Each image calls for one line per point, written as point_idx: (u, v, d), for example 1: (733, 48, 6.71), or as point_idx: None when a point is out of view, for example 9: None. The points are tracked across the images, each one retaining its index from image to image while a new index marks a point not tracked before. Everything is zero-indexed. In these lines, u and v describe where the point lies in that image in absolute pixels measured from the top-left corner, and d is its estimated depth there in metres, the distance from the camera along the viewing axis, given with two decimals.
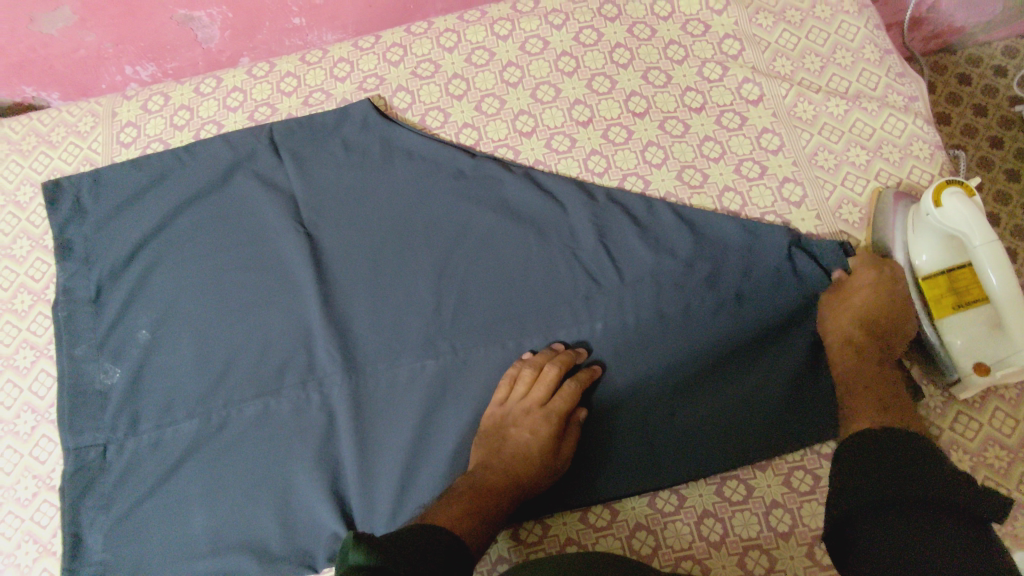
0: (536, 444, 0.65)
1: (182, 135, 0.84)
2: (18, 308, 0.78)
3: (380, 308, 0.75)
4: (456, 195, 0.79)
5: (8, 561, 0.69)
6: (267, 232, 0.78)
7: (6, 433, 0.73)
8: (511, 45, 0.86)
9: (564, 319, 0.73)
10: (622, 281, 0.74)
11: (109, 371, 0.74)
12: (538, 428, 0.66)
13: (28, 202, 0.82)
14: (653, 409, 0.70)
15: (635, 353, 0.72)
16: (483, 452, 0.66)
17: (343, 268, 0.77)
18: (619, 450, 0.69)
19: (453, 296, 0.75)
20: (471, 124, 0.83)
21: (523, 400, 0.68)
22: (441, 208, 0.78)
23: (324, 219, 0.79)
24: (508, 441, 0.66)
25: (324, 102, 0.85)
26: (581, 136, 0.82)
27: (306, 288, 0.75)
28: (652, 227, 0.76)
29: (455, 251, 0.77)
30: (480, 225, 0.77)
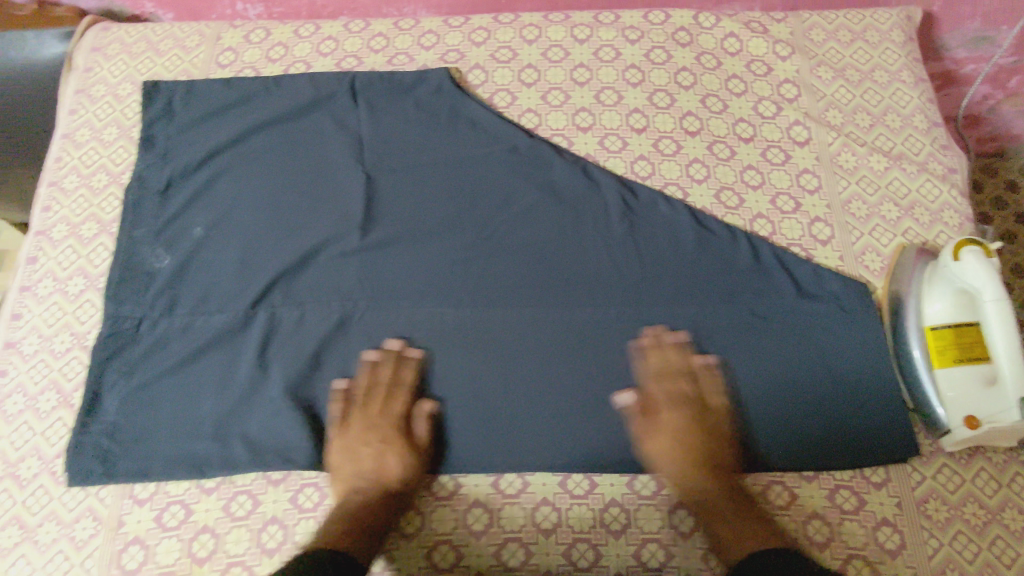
0: (355, 456, 0.69)
1: (273, 67, 0.90)
2: (93, 186, 0.83)
3: (415, 251, 0.81)
4: (505, 166, 0.85)
5: (28, 403, 0.73)
6: (329, 166, 0.84)
7: (56, 291, 0.78)
8: (586, 48, 0.92)
9: (586, 298, 0.79)
10: (643, 271, 0.80)
11: (160, 256, 0.79)
12: (376, 433, 0.71)
13: (125, 96, 0.88)
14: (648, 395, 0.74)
15: (650, 336, 0.77)
16: (357, 468, 0.69)
17: (388, 211, 0.82)
18: (607, 425, 0.73)
19: (484, 257, 0.81)
20: (533, 110, 0.88)
21: (369, 415, 0.72)
22: (489, 176, 0.84)
23: (383, 165, 0.85)
24: (390, 464, 0.69)
25: (406, 64, 0.91)
26: (634, 142, 0.87)
27: (354, 220, 0.81)
28: (680, 237, 0.81)
29: (494, 219, 0.82)
30: (520, 200, 0.83)
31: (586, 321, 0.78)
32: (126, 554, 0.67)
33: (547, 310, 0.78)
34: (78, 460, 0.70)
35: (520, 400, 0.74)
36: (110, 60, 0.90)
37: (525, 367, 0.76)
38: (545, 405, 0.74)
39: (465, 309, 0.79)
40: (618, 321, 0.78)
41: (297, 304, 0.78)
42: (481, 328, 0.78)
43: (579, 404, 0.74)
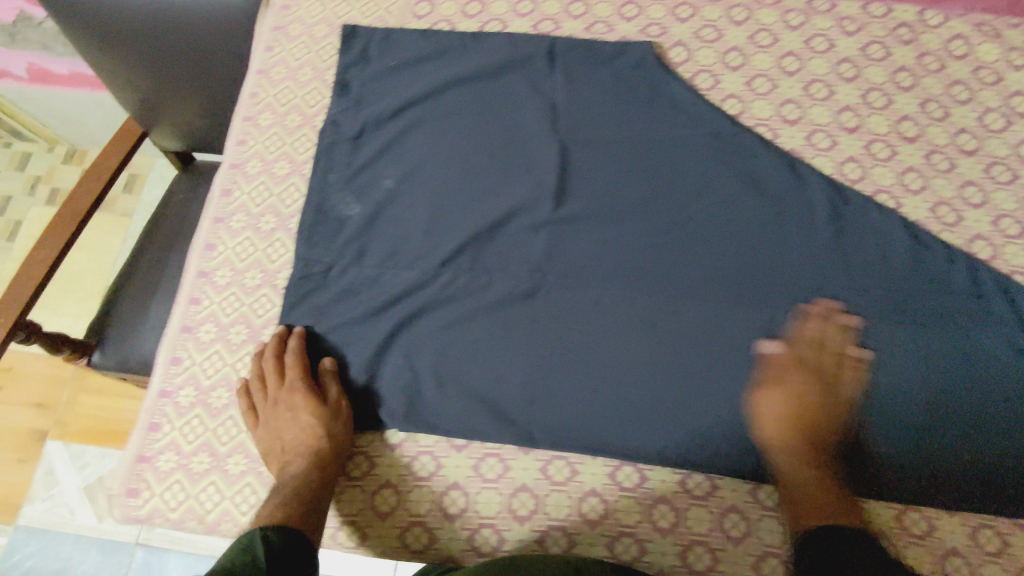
0: (285, 434, 0.68)
1: (469, 22, 0.87)
2: (287, 126, 0.83)
3: (604, 233, 0.77)
4: (706, 153, 0.80)
5: (221, 334, 0.75)
6: (522, 132, 0.81)
7: (249, 227, 0.79)
8: (798, 36, 0.85)
9: (784, 303, 0.74)
10: (848, 280, 0.75)
11: (351, 204, 0.78)
12: (295, 405, 0.68)
13: (321, 38, 0.87)
14: (851, 413, 0.71)
15: (853, 350, 0.72)
16: (296, 443, 0.67)
17: (579, 189, 0.79)
18: (804, 441, 0.69)
19: (679, 244, 0.77)
20: (737, 96, 0.83)
21: (275, 392, 0.70)
22: (687, 161, 0.80)
23: (576, 138, 0.81)
24: (307, 429, 0.67)
25: (606, 34, 0.86)
26: (845, 142, 0.80)
27: (544, 192, 0.79)
28: (889, 251, 0.76)
29: (690, 208, 0.78)
30: (719, 190, 0.79)
31: (786, 328, 0.74)
32: None
33: (745, 311, 0.74)
34: None
35: (715, 402, 0.71)
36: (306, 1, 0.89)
37: (720, 367, 0.72)
38: (738, 410, 0.71)
39: (655, 299, 0.75)
40: (823, 331, 0.73)
41: (484, 271, 0.76)
42: (671, 323, 0.74)
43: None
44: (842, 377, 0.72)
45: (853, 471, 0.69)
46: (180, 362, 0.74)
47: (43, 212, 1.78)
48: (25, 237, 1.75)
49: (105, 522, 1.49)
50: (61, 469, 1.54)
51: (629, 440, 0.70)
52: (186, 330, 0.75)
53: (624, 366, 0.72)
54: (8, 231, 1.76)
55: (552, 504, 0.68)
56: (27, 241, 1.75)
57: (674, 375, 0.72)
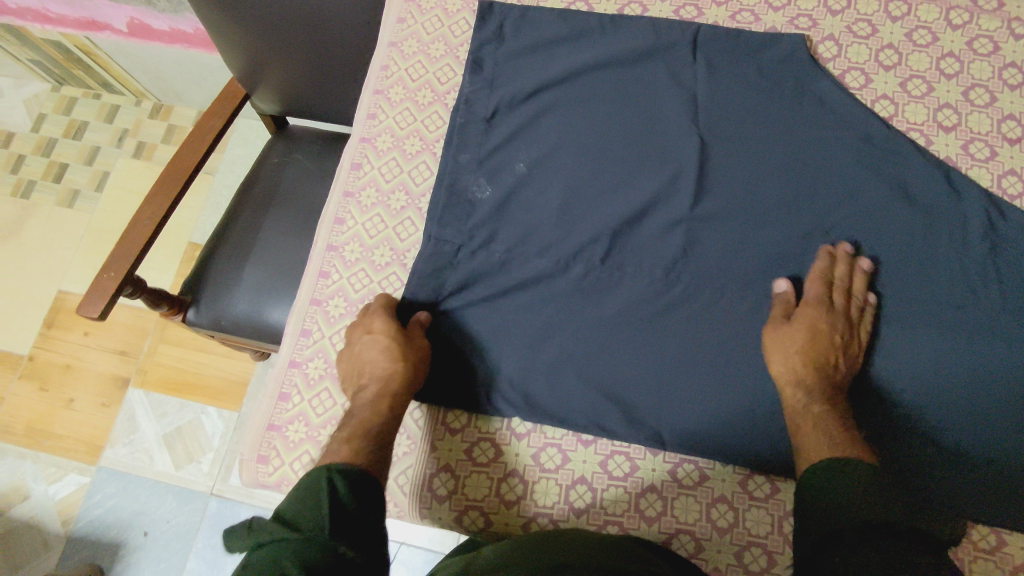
0: (359, 360, 0.69)
1: (608, 4, 0.85)
2: (419, 101, 0.82)
3: (741, 233, 0.75)
4: (855, 154, 0.76)
5: (351, 310, 0.75)
6: (657, 122, 0.79)
7: (379, 203, 0.78)
8: (960, 36, 0.80)
9: (923, 315, 0.71)
10: (1005, 302, 0.70)
11: (483, 187, 0.77)
12: (372, 334, 0.69)
13: (454, 12, 0.86)
14: (971, 429, 0.67)
15: (982, 370, 0.69)
16: (367, 370, 0.68)
17: (715, 185, 0.76)
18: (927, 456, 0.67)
19: (820, 250, 0.74)
20: (890, 97, 0.79)
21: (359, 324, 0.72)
22: (834, 162, 0.76)
23: (713, 132, 0.78)
24: (377, 356, 0.68)
25: (751, 23, 0.83)
26: (1005, 153, 0.76)
27: (680, 186, 0.76)
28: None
29: (834, 213, 0.75)
30: (868, 194, 0.75)
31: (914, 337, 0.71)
32: (434, 478, 0.71)
33: (883, 320, 0.71)
34: None
35: None
36: None
37: (843, 374, 0.70)
38: (865, 421, 0.69)
39: (797, 302, 0.72)
40: (955, 344, 0.69)
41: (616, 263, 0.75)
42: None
43: (902, 427, 0.68)
44: (964, 391, 0.68)
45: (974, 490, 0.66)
46: (308, 334, 0.75)
47: (129, 165, 1.81)
48: (113, 188, 1.79)
49: (181, 471, 1.54)
50: (142, 416, 1.59)
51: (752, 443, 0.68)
52: (315, 303, 0.76)
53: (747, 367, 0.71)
54: (96, 181, 1.80)
55: (680, 508, 0.68)
56: (114, 193, 1.78)
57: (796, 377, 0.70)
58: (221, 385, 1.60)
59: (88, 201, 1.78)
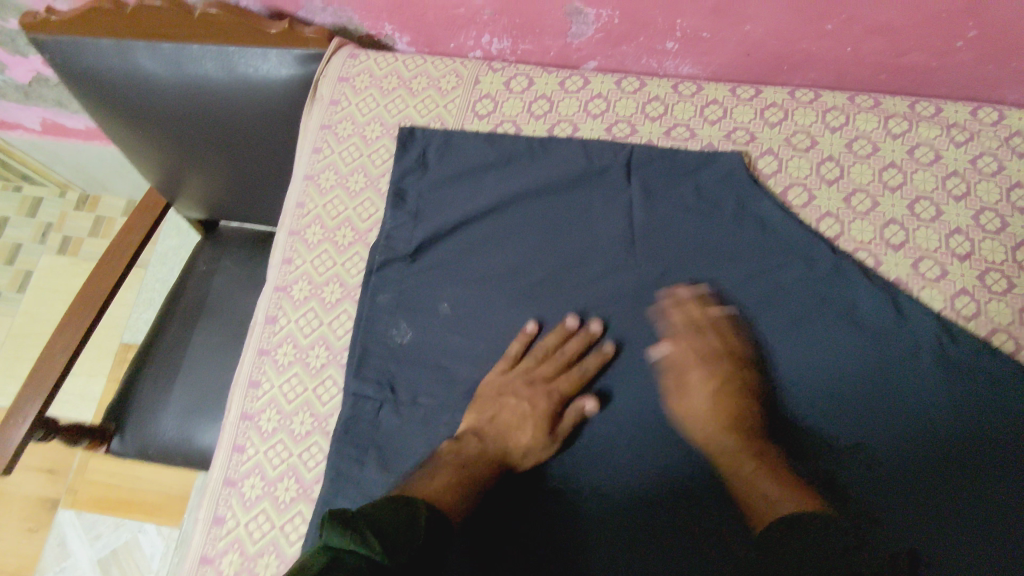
0: (525, 416, 0.66)
1: (537, 125, 0.80)
2: (338, 242, 0.77)
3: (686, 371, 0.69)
4: (802, 272, 0.72)
5: (269, 490, 0.68)
6: (591, 250, 0.74)
7: (297, 362, 0.72)
8: (901, 145, 0.77)
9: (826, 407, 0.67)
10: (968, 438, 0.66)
11: (404, 331, 0.71)
12: (537, 401, 0.67)
13: (373, 140, 0.81)
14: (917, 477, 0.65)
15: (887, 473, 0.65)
16: (520, 425, 0.66)
17: (657, 320, 0.71)
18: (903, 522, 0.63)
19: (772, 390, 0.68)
20: (835, 215, 0.75)
21: (530, 372, 0.69)
22: (781, 286, 0.72)
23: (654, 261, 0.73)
24: (524, 421, 0.66)
25: (687, 140, 0.79)
26: (955, 270, 0.73)
27: (620, 321, 0.71)
28: (992, 398, 0.66)
29: (784, 335, 0.70)
30: (821, 318, 0.70)
31: (821, 432, 0.67)
32: None
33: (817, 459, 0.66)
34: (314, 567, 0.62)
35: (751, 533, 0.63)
36: (357, 95, 0.82)
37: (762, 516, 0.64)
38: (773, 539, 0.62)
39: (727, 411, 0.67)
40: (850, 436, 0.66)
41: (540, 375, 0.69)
42: (733, 438, 0.66)
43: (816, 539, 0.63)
44: (870, 474, 0.65)
45: (962, 534, 0.63)
46: (222, 522, 0.67)
47: (53, 263, 1.70)
48: (37, 288, 1.67)
49: None
50: (74, 540, 1.46)
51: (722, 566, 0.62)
52: (228, 485, 0.68)
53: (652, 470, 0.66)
54: (18, 282, 1.68)
55: None
56: (38, 294, 1.67)
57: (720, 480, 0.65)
58: (159, 500, 1.49)
59: (11, 304, 1.66)
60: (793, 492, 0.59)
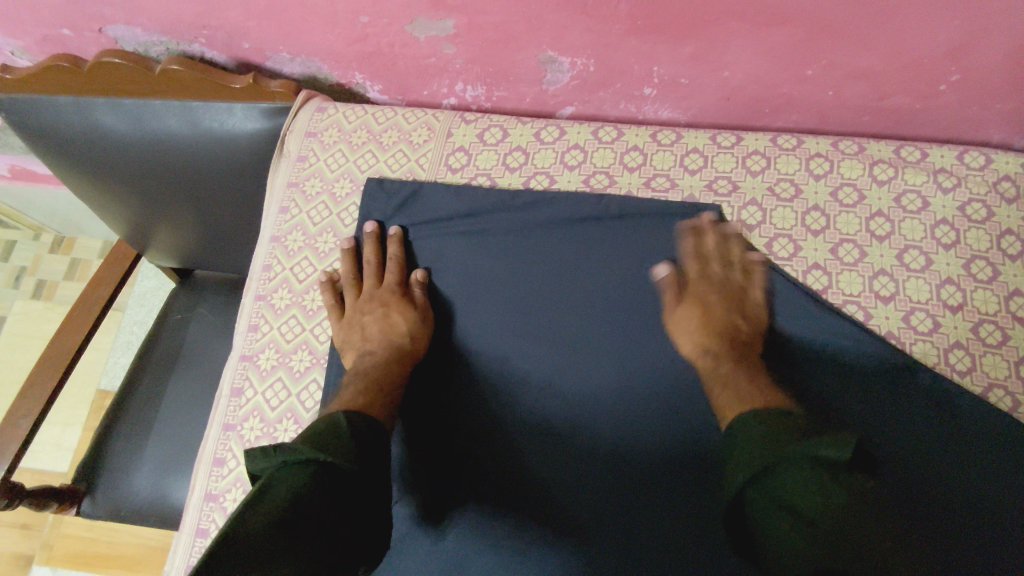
0: (390, 327, 0.71)
1: (512, 177, 0.78)
2: (307, 307, 0.74)
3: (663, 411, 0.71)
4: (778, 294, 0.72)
5: None
6: (570, 283, 0.75)
7: (264, 437, 0.69)
8: (887, 192, 0.75)
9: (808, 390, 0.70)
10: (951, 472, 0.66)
11: None
12: (376, 311, 0.72)
13: (343, 198, 0.78)
14: (892, 457, 0.67)
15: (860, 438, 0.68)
16: (380, 334, 0.70)
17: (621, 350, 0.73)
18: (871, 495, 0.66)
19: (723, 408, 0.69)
20: (822, 266, 0.73)
21: (371, 289, 0.74)
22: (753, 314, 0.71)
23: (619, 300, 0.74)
24: (391, 326, 0.71)
25: (668, 190, 0.76)
26: (947, 323, 0.70)
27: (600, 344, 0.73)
28: (982, 446, 0.66)
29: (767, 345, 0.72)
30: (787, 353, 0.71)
31: None
32: None
33: None
34: None
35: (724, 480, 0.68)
36: (325, 151, 0.80)
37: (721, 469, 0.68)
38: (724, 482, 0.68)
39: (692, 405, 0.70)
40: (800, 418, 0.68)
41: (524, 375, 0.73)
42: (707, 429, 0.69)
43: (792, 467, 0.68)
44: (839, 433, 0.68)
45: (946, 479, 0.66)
46: None
47: (27, 308, 1.65)
48: (11, 334, 1.63)
49: None
50: None
51: (669, 530, 0.68)
52: None
53: (636, 454, 0.70)
54: None
55: None
56: (12, 341, 1.62)
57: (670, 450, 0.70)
58: (137, 553, 1.43)
59: None
60: (754, 397, 0.62)
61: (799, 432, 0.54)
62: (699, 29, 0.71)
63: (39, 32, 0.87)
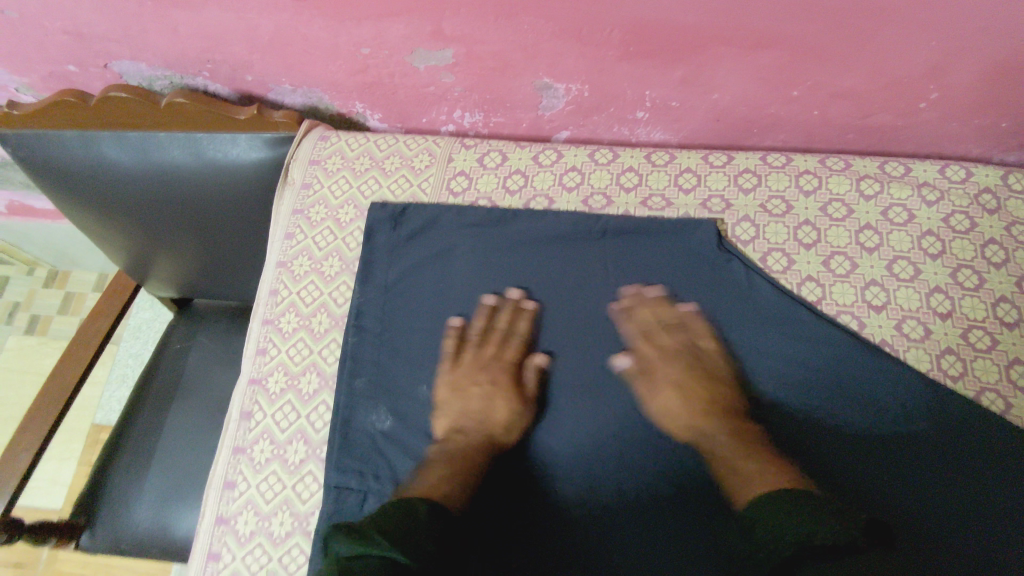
0: (489, 406, 0.69)
1: (512, 200, 0.80)
2: (314, 329, 0.75)
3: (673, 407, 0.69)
4: (789, 343, 0.72)
5: None
6: (590, 344, 0.74)
7: (274, 458, 0.69)
8: (874, 206, 0.77)
9: (824, 417, 0.69)
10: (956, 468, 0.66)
11: (382, 416, 0.70)
12: (498, 379, 0.71)
13: (348, 222, 0.80)
14: (913, 449, 0.67)
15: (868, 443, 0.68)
16: (483, 413, 0.69)
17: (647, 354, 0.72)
18: (872, 488, 0.66)
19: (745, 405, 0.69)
20: (815, 278, 0.75)
21: (479, 358, 0.72)
22: (782, 361, 0.72)
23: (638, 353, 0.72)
24: (495, 405, 0.69)
25: (664, 208, 0.79)
26: (938, 330, 0.72)
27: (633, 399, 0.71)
28: (975, 436, 0.67)
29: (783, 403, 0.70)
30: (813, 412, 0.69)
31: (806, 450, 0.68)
32: None
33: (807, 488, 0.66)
34: None
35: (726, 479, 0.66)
36: (329, 177, 0.82)
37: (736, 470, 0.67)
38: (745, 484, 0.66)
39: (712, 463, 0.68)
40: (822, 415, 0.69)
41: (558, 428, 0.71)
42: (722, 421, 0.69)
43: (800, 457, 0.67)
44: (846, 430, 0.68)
45: (945, 476, 0.66)
46: None
47: (21, 343, 1.64)
48: (4, 370, 1.61)
49: None
50: None
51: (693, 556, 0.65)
52: None
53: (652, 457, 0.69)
54: None
55: None
56: (5, 377, 1.61)
57: (704, 495, 0.66)
58: None
59: None
60: (766, 473, 0.60)
61: (823, 507, 0.53)
62: (689, 55, 0.75)
63: (45, 69, 0.89)
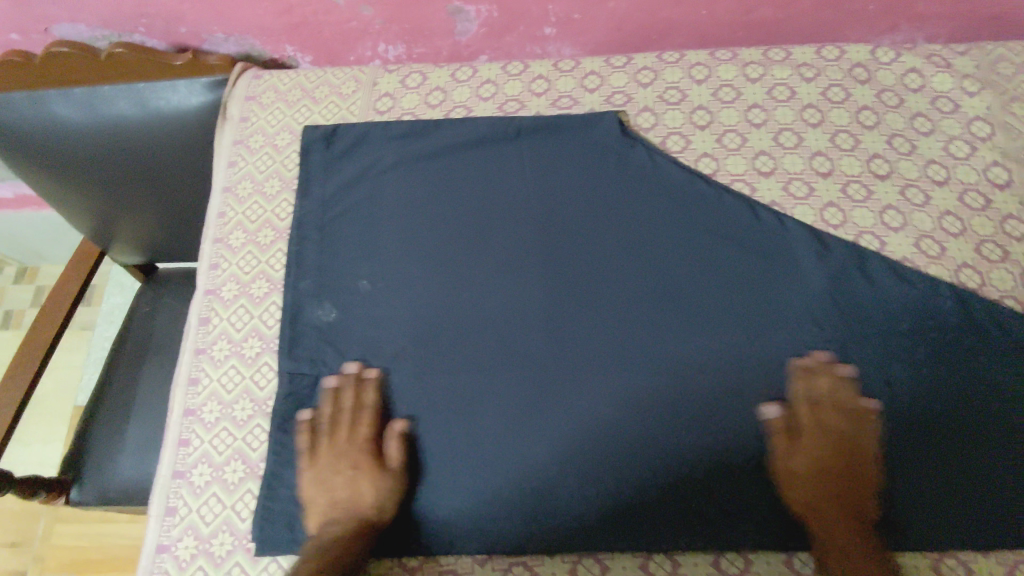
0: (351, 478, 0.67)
1: (435, 113, 0.87)
2: (261, 242, 0.82)
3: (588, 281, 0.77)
4: (646, 260, 0.78)
5: (216, 473, 0.71)
6: (497, 227, 0.81)
7: (233, 354, 0.77)
8: (759, 87, 0.86)
9: (718, 275, 0.76)
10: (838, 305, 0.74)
11: (326, 308, 0.77)
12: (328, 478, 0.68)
13: (284, 146, 0.87)
14: (801, 295, 0.75)
15: (761, 290, 0.75)
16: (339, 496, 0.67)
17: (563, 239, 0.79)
18: (767, 335, 0.73)
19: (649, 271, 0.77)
20: (710, 154, 0.83)
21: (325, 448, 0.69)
22: (626, 288, 0.76)
23: (529, 256, 0.79)
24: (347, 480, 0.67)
25: (572, 107, 0.87)
26: (820, 187, 0.81)
27: (495, 392, 0.72)
28: (851, 276, 0.75)
29: (685, 369, 0.72)
30: (695, 330, 0.74)
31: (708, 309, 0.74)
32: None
33: (708, 333, 0.74)
34: (266, 528, 0.67)
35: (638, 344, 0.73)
36: (266, 110, 0.90)
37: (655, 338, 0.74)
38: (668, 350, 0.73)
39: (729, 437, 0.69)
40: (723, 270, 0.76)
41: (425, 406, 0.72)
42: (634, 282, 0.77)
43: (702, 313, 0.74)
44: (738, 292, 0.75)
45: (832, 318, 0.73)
46: (174, 511, 0.70)
47: None
48: None
49: None
50: None
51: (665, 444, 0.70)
52: (178, 476, 0.71)
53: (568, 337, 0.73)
54: None
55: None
56: None
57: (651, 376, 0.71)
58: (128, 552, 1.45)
59: None
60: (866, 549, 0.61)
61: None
62: None
63: None
